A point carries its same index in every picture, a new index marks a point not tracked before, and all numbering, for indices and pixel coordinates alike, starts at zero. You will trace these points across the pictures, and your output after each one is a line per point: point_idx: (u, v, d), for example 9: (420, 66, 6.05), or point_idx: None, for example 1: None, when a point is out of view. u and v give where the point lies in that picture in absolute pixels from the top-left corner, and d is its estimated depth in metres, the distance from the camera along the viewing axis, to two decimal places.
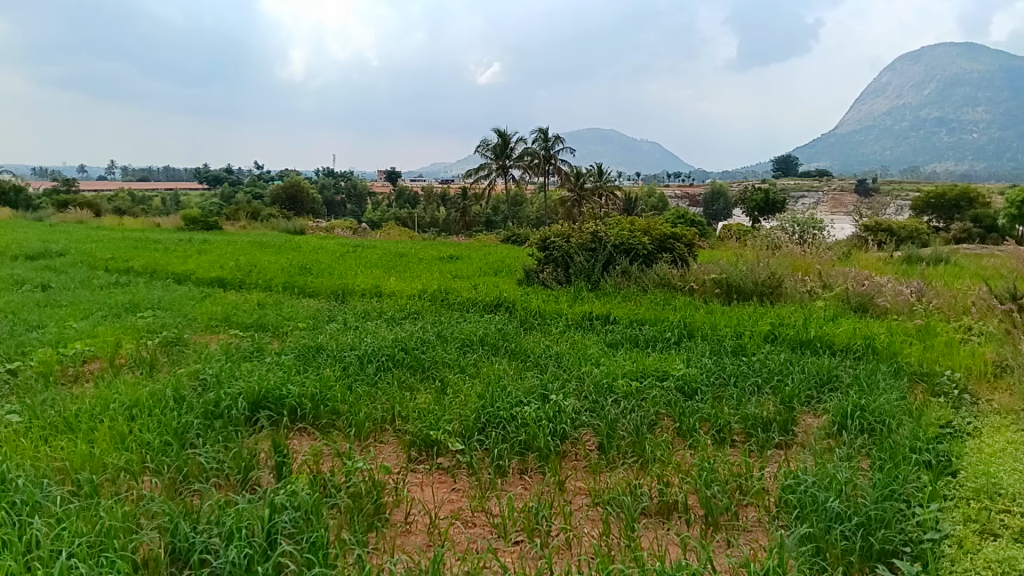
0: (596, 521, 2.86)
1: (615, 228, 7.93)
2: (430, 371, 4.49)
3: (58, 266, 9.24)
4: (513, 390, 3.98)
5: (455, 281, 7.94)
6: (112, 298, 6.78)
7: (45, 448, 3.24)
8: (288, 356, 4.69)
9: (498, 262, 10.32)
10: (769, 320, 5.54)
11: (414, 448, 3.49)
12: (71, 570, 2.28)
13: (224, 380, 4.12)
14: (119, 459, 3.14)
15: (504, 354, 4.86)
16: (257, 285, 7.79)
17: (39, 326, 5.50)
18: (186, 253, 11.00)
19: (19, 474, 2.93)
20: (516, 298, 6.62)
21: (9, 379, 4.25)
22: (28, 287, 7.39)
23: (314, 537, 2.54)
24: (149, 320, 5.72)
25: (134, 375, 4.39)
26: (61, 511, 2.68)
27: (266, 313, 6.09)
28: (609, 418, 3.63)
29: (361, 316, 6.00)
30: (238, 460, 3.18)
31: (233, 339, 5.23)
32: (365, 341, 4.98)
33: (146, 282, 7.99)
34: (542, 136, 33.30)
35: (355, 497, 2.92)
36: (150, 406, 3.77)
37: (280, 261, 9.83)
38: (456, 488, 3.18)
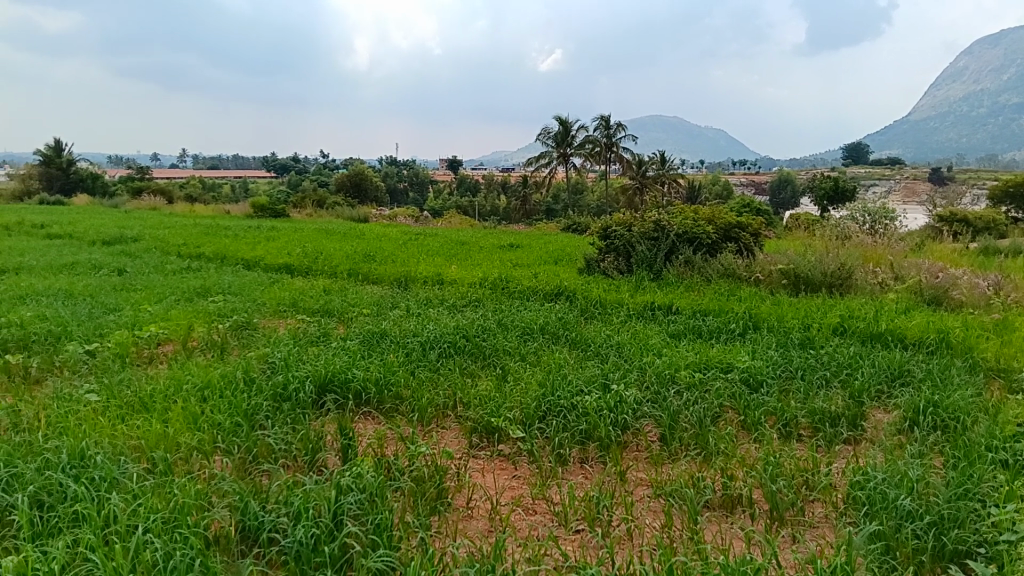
0: (658, 512, 2.84)
1: (678, 216, 7.83)
2: (492, 358, 4.51)
3: (133, 251, 9.58)
4: (574, 379, 3.97)
5: (515, 270, 7.95)
6: (184, 282, 6.99)
7: (122, 426, 3.36)
8: (353, 341, 4.76)
9: (559, 250, 10.29)
10: (838, 312, 5.40)
11: (475, 435, 3.52)
12: (146, 544, 2.37)
13: (291, 363, 4.22)
14: (191, 439, 3.24)
15: (565, 343, 4.84)
16: (323, 272, 7.92)
17: (115, 309, 5.71)
18: (254, 239, 11.25)
19: (98, 451, 3.05)
20: (577, 287, 6.59)
21: (87, 360, 4.42)
22: (105, 271, 7.67)
23: (378, 519, 2.58)
24: (219, 305, 5.88)
25: (205, 358, 4.52)
26: (137, 487, 2.78)
27: (331, 299, 6.21)
28: (671, 409, 3.60)
29: (423, 303, 6.06)
30: (305, 442, 3.26)
31: (299, 324, 5.34)
32: (428, 328, 5.02)
33: (216, 268, 8.20)
34: (604, 123, 33.00)
35: (418, 481, 2.96)
36: (220, 387, 3.87)
37: (345, 248, 9.99)
38: (516, 475, 3.18)
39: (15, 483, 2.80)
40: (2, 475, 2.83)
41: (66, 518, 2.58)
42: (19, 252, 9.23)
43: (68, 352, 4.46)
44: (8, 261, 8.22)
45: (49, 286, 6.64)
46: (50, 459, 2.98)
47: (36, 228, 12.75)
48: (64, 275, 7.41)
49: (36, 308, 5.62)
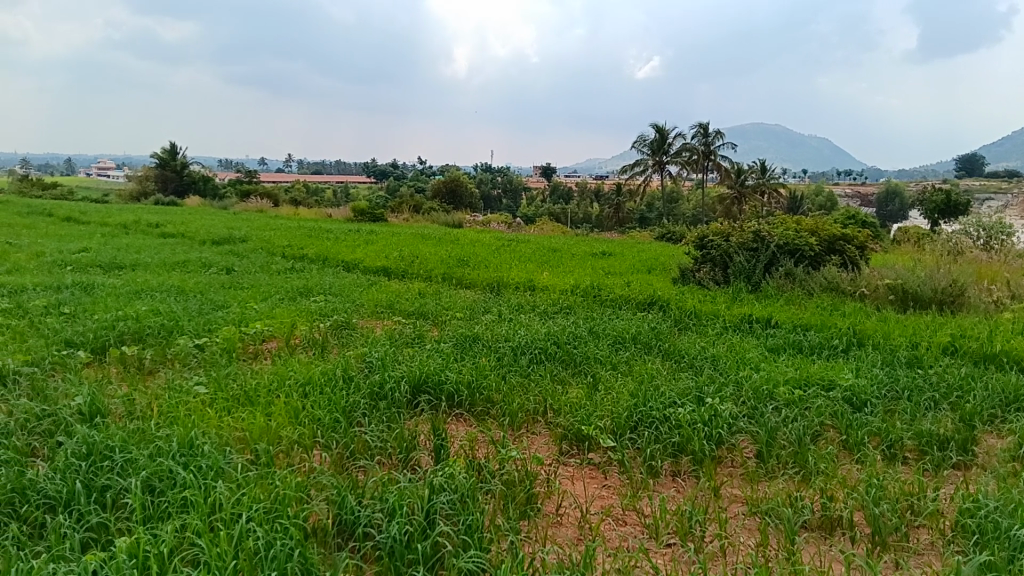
0: (754, 530, 2.76)
1: (779, 227, 7.61)
2: (583, 366, 4.50)
3: (241, 251, 10.01)
4: (667, 391, 3.91)
5: (608, 278, 7.91)
6: (288, 282, 7.25)
7: (227, 418, 3.51)
8: (446, 344, 4.83)
9: (652, 260, 10.17)
10: (949, 331, 5.13)
11: (566, 442, 3.50)
12: (249, 532, 2.46)
13: (388, 363, 4.31)
14: (292, 433, 3.36)
15: (658, 354, 4.78)
16: (418, 275, 8.08)
17: (223, 306, 5.97)
18: (354, 242, 11.56)
19: (206, 441, 3.19)
20: (672, 298, 6.50)
21: (197, 353, 4.64)
22: (214, 270, 8.04)
23: (470, 520, 2.60)
24: (320, 304, 6.07)
25: (306, 355, 4.67)
26: (241, 477, 2.90)
27: (426, 302, 6.32)
28: (769, 426, 3.50)
29: (515, 308, 6.10)
30: (399, 440, 3.33)
31: (395, 325, 5.46)
32: (519, 334, 5.05)
33: (318, 269, 8.46)
34: (702, 131, 32.45)
35: (509, 485, 2.98)
36: (320, 384, 4.00)
37: (440, 252, 10.16)
38: (607, 485, 3.15)
39: (130, 468, 2.96)
40: (119, 460, 2.99)
41: (175, 503, 2.71)
42: (138, 249, 9.78)
43: (180, 345, 4.70)
44: (127, 257, 8.72)
45: (164, 282, 7.00)
46: (162, 446, 3.13)
47: (152, 227, 13.48)
48: (177, 272, 7.80)
49: (152, 302, 5.94)
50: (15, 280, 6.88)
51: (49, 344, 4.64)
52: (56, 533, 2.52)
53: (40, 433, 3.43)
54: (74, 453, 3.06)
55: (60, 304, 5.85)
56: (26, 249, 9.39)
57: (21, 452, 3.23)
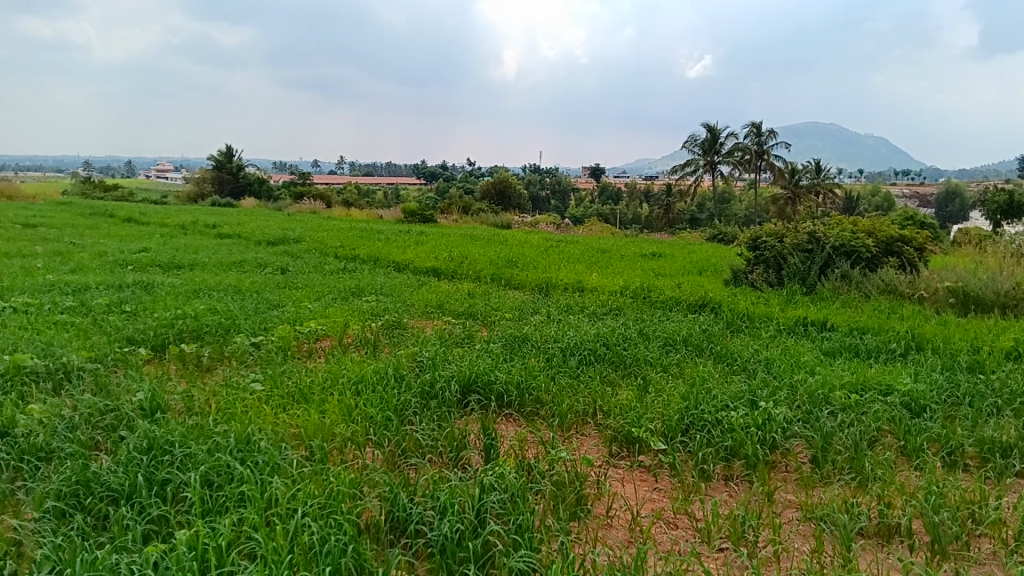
0: (808, 537, 2.71)
1: (834, 228, 7.47)
2: (633, 368, 4.47)
3: (294, 252, 10.19)
4: (719, 394, 3.87)
5: (658, 279, 7.85)
6: (340, 282, 7.35)
7: (283, 415, 3.59)
8: (496, 344, 4.85)
9: (703, 261, 10.06)
10: (1014, 335, 4.97)
11: (616, 444, 3.49)
12: (304, 527, 2.51)
13: (438, 363, 4.35)
14: (346, 430, 3.41)
15: (710, 356, 4.73)
16: (467, 276, 8.13)
17: (278, 305, 6.09)
18: (404, 244, 11.68)
19: (262, 437, 3.27)
20: (723, 299, 6.42)
21: (253, 351, 4.75)
22: (269, 270, 8.21)
23: (520, 520, 2.61)
24: (371, 304, 6.15)
25: (359, 354, 4.74)
26: (296, 473, 2.96)
27: (475, 302, 6.35)
28: (824, 431, 3.44)
29: (565, 309, 6.09)
30: (450, 439, 3.36)
31: (445, 325, 5.50)
32: (569, 335, 5.04)
33: (369, 269, 8.57)
34: (754, 131, 31.97)
35: (558, 485, 2.98)
36: (373, 382, 4.05)
37: (489, 253, 10.20)
38: (658, 488, 3.13)
39: (190, 462, 3.04)
40: (178, 454, 3.08)
41: (233, 497, 2.77)
42: (196, 249, 10.02)
43: (237, 343, 4.81)
44: (186, 257, 8.95)
45: (221, 281, 7.17)
46: (220, 441, 3.21)
47: (209, 227, 13.81)
48: (234, 272, 7.97)
49: (209, 301, 6.08)
50: (80, 279, 7.11)
51: (112, 341, 4.79)
52: (119, 524, 2.59)
53: (103, 427, 3.54)
54: (136, 447, 3.15)
55: (122, 302, 6.04)
56: (90, 249, 9.71)
57: (85, 445, 3.34)
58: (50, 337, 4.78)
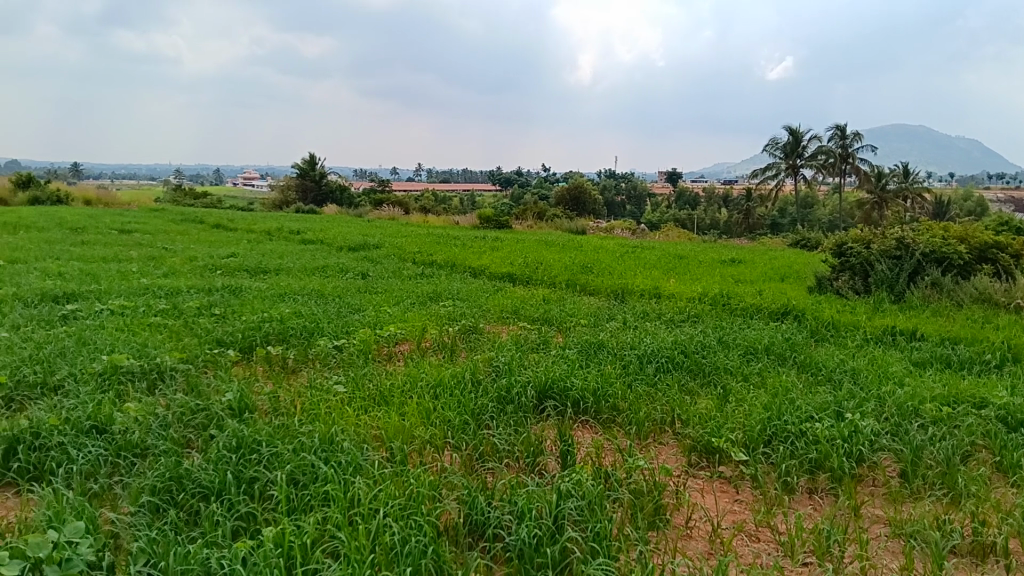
0: (897, 553, 2.63)
1: (924, 233, 7.20)
2: (713, 376, 4.41)
3: (374, 257, 10.41)
4: (803, 405, 3.78)
5: (738, 286, 7.72)
6: (418, 287, 7.48)
7: (364, 417, 3.68)
8: (572, 350, 4.86)
9: (785, 267, 9.84)
10: None
11: (695, 453, 3.45)
12: (385, 527, 2.56)
13: (514, 368, 4.38)
14: (425, 433, 3.48)
15: (793, 366, 4.63)
16: (542, 282, 8.15)
17: (358, 310, 6.24)
18: (481, 249, 11.78)
19: (345, 438, 3.36)
20: (806, 307, 6.27)
21: (336, 354, 4.89)
22: (350, 275, 8.41)
23: (598, 527, 2.61)
24: (448, 309, 6.23)
25: (437, 358, 4.82)
26: (378, 474, 3.03)
27: (551, 308, 6.37)
28: (914, 444, 3.33)
29: (641, 316, 6.06)
30: (527, 444, 3.39)
31: (521, 331, 5.54)
32: (646, 342, 5.01)
33: (446, 274, 8.68)
34: (838, 134, 31.06)
35: (636, 494, 2.97)
36: (450, 387, 4.12)
37: (565, 259, 10.21)
38: (739, 499, 3.08)
39: (276, 461, 3.14)
40: (265, 454, 3.18)
41: (317, 496, 2.86)
42: (281, 255, 10.34)
43: (320, 346, 4.95)
44: (272, 262, 9.25)
45: (305, 286, 7.39)
46: (305, 441, 3.31)
47: (293, 233, 14.23)
48: (317, 277, 8.20)
49: (294, 305, 6.27)
50: (173, 283, 7.43)
51: (202, 343, 4.99)
52: (210, 520, 2.70)
53: (195, 426, 3.70)
54: (225, 446, 3.28)
55: (211, 305, 6.28)
56: (181, 253, 10.14)
57: (178, 443, 3.49)
58: (144, 339, 5.02)
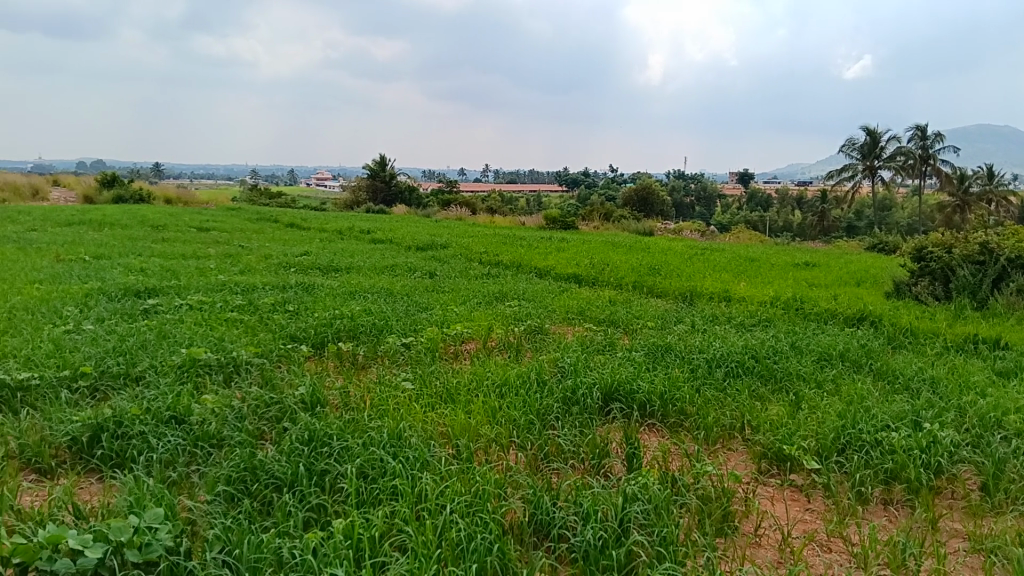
0: (977, 569, 2.54)
1: (1011, 237, 6.89)
2: (784, 382, 4.33)
3: (442, 257, 10.54)
4: (879, 413, 3.68)
5: (812, 290, 7.54)
6: (485, 287, 7.54)
7: (431, 414, 3.74)
8: (638, 352, 4.84)
9: (861, 271, 9.57)
10: None
11: (765, 460, 3.39)
12: (451, 523, 2.60)
13: (580, 369, 4.38)
14: (491, 431, 3.52)
15: (868, 373, 4.51)
16: (609, 283, 8.12)
17: (427, 308, 6.33)
18: (547, 249, 11.80)
19: (413, 434, 3.42)
20: (883, 313, 6.09)
21: (404, 351, 4.98)
22: (418, 274, 8.53)
23: (664, 532, 2.60)
24: (514, 309, 6.27)
25: (503, 358, 4.86)
26: (445, 471, 3.08)
27: (617, 310, 6.34)
28: (996, 457, 3.21)
29: (710, 319, 5.98)
30: (593, 446, 3.39)
31: (587, 332, 5.53)
32: (714, 346, 4.95)
33: (512, 275, 8.72)
34: (919, 134, 29.97)
35: (704, 500, 2.93)
36: (516, 386, 4.14)
37: (632, 260, 10.14)
38: (810, 509, 3.01)
39: (346, 455, 3.21)
40: (336, 447, 3.26)
41: (386, 490, 2.91)
42: (351, 253, 10.54)
43: (389, 343, 5.04)
44: (342, 261, 9.44)
45: (375, 284, 7.52)
46: (374, 436, 3.38)
47: (363, 233, 14.47)
48: (385, 275, 8.33)
49: (364, 303, 6.39)
50: (248, 280, 7.65)
51: (276, 338, 5.14)
52: (283, 510, 2.78)
53: (269, 418, 3.81)
54: (298, 438, 3.37)
55: (285, 302, 6.46)
56: (257, 251, 10.44)
57: (253, 434, 3.60)
58: (222, 333, 5.20)
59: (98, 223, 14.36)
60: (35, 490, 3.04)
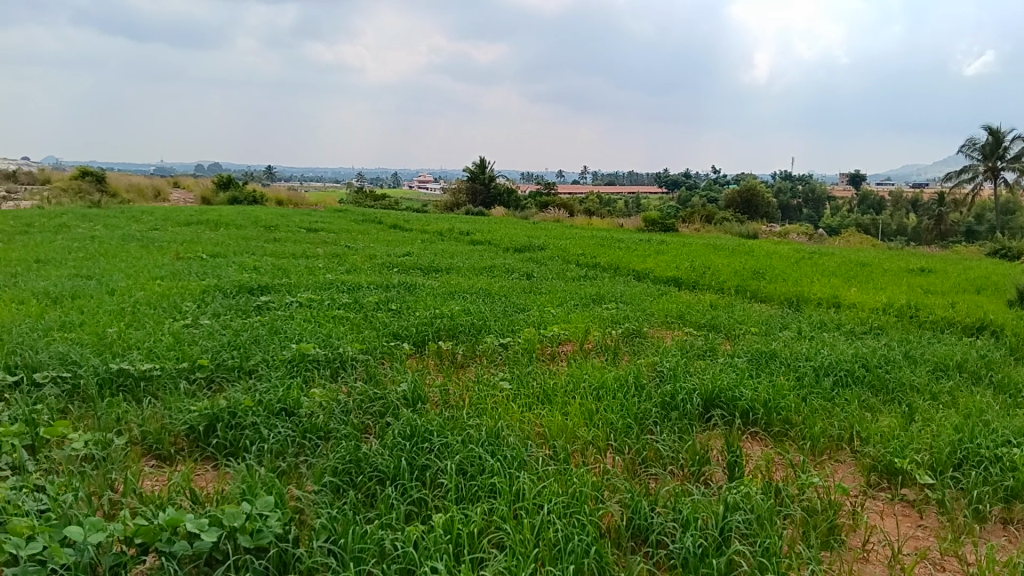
0: None
1: None
2: (897, 394, 4.16)
3: (540, 258, 10.61)
4: (1000, 428, 3.50)
5: (928, 297, 7.21)
6: (583, 289, 7.55)
7: (529, 414, 3.78)
8: (741, 358, 4.75)
9: (983, 278, 9.08)
10: None
11: (875, 473, 3.27)
12: (549, 523, 2.63)
13: (679, 374, 4.34)
14: (588, 433, 3.53)
15: (988, 386, 4.29)
16: (710, 286, 8.00)
17: (525, 309, 6.40)
18: (647, 252, 11.69)
19: (510, 433, 3.47)
20: (1006, 323, 5.77)
21: (502, 351, 5.05)
22: (517, 275, 8.62)
23: (767, 542, 2.55)
24: (612, 312, 6.26)
25: (600, 360, 4.86)
26: (542, 471, 3.11)
27: (718, 314, 6.23)
28: None
29: (817, 326, 5.80)
30: (693, 452, 3.35)
31: (687, 336, 5.47)
32: (822, 353, 4.80)
33: (610, 277, 8.70)
34: None
35: (809, 512, 2.86)
36: (613, 389, 4.14)
37: (734, 264, 9.94)
38: (923, 525, 2.89)
39: (446, 451, 3.30)
40: (436, 443, 3.35)
41: (484, 488, 2.97)
42: (451, 254, 10.73)
43: (487, 343, 5.13)
44: (443, 261, 9.63)
45: (473, 285, 7.65)
46: (473, 434, 3.45)
47: (463, 235, 14.70)
48: (485, 276, 8.47)
49: (463, 303, 6.51)
50: (354, 278, 7.91)
51: (380, 335, 5.30)
52: (385, 503, 2.88)
53: (373, 412, 3.95)
54: (400, 433, 3.47)
55: (388, 300, 6.65)
56: (362, 251, 10.77)
57: (357, 427, 3.74)
58: (330, 329, 5.41)
59: (214, 223, 15.14)
60: (156, 475, 3.24)
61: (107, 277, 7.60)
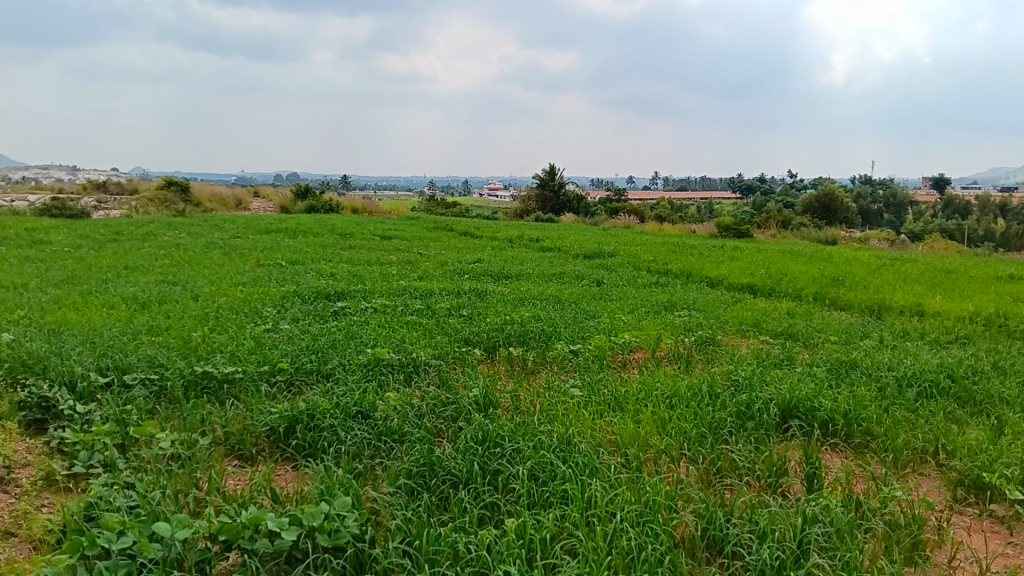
0: None
1: None
2: (985, 406, 4.02)
3: (611, 264, 10.59)
4: None
5: (1019, 306, 6.91)
6: (654, 295, 7.51)
7: (601, 421, 3.79)
8: (819, 368, 4.65)
9: None
10: None
11: (961, 488, 3.16)
12: (621, 531, 2.64)
13: (754, 383, 4.28)
14: (661, 442, 3.53)
15: None
16: (786, 294, 7.85)
17: (596, 316, 6.40)
18: (720, 258, 11.53)
19: (582, 440, 3.49)
20: None
21: (573, 358, 5.07)
22: (587, 282, 8.63)
23: (848, 556, 2.51)
24: (685, 319, 6.21)
25: (673, 368, 4.83)
26: (615, 479, 3.12)
27: (795, 322, 6.12)
28: None
29: (900, 335, 5.63)
30: (769, 463, 3.30)
31: (762, 345, 5.38)
32: (904, 363, 4.66)
33: (682, 284, 8.62)
34: None
35: (891, 526, 2.80)
36: (687, 398, 4.11)
37: (812, 270, 9.72)
38: (1013, 542, 2.79)
39: (518, 457, 3.34)
40: (508, 448, 3.40)
41: (557, 494, 3.00)
42: (522, 261, 10.80)
43: (558, 350, 5.16)
44: (514, 268, 9.70)
45: (544, 291, 7.69)
46: (545, 439, 3.48)
47: (534, 241, 14.77)
48: (555, 283, 8.50)
49: (534, 309, 6.56)
50: (426, 285, 8.05)
51: (452, 341, 5.38)
52: (458, 506, 2.94)
53: (446, 417, 4.02)
54: (473, 438, 3.53)
55: (461, 307, 6.74)
56: (434, 258, 10.93)
57: (430, 431, 3.82)
58: (404, 335, 5.52)
59: (292, 230, 15.60)
60: (239, 475, 3.38)
61: (191, 283, 7.92)
